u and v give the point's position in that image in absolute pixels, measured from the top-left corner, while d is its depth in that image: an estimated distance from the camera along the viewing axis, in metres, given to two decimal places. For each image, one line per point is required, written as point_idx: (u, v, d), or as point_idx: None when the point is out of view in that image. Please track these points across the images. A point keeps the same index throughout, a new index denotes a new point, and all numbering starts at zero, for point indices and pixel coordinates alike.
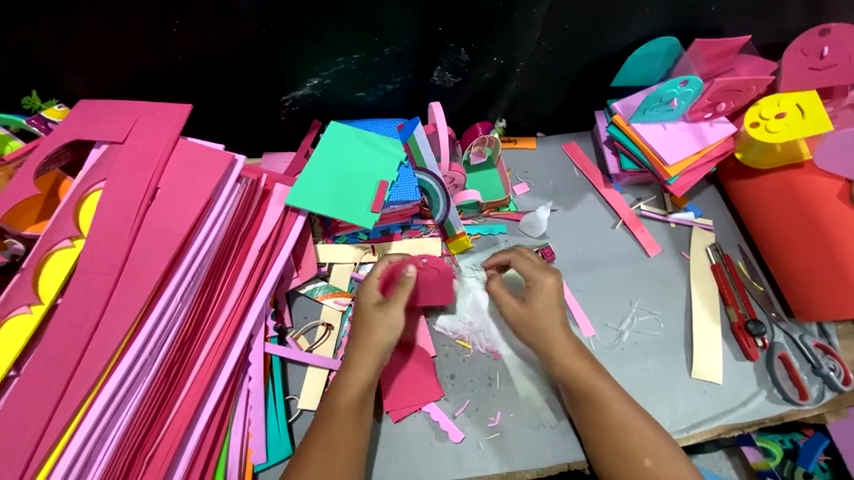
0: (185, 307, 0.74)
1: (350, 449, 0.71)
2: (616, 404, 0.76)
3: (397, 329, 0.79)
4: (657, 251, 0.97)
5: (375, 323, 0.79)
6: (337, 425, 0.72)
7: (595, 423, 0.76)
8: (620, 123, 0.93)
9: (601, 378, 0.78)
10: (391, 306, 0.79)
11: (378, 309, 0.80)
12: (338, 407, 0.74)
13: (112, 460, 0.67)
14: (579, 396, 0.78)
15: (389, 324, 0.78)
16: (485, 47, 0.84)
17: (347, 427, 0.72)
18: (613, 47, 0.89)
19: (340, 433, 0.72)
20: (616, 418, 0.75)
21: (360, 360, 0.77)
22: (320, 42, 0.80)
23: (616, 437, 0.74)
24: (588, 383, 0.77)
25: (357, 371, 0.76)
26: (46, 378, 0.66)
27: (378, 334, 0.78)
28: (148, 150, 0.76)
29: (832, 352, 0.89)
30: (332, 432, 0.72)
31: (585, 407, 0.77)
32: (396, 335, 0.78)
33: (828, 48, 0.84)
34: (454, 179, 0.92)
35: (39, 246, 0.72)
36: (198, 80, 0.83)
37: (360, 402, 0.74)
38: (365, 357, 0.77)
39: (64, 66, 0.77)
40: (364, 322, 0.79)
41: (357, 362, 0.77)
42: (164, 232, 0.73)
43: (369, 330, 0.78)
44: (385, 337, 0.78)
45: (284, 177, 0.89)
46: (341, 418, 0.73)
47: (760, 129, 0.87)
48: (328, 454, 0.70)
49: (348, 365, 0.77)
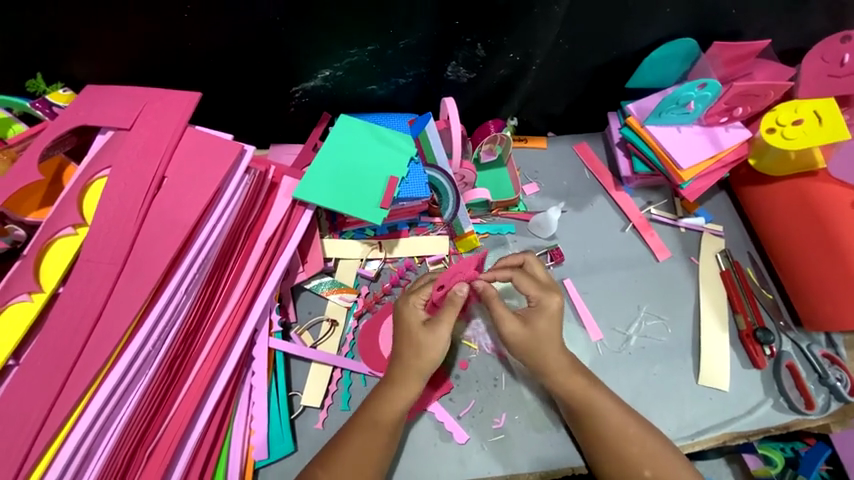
0: (190, 299, 0.73)
1: (380, 460, 0.71)
2: (617, 415, 0.74)
3: (442, 351, 0.74)
4: (666, 255, 0.96)
5: (425, 343, 0.74)
6: (375, 438, 0.71)
7: (594, 436, 0.74)
8: (635, 125, 0.92)
9: (598, 391, 0.76)
10: (441, 326, 0.74)
11: (429, 329, 0.74)
12: (380, 420, 0.72)
13: (113, 453, 0.66)
14: (578, 410, 0.76)
15: (436, 348, 0.74)
16: (502, 43, 0.83)
17: (383, 440, 0.72)
18: (630, 48, 0.87)
19: (378, 446, 0.71)
20: (615, 427, 0.74)
21: (407, 377, 0.74)
22: (334, 32, 0.78)
23: (616, 449, 0.73)
24: (586, 395, 0.76)
25: (403, 386, 0.74)
26: (46, 368, 0.64)
27: (431, 354, 0.74)
28: (156, 138, 0.75)
29: (838, 362, 0.88)
30: (368, 450, 0.71)
31: (585, 421, 0.75)
32: (443, 355, 0.74)
33: (848, 55, 0.83)
34: (464, 177, 0.91)
35: (41, 233, 0.70)
36: (208, 67, 0.82)
37: (400, 416, 0.73)
38: (413, 375, 0.74)
39: (70, 49, 0.75)
40: (412, 338, 0.75)
41: (403, 376, 0.74)
42: (170, 222, 0.71)
43: (421, 347, 0.74)
44: (433, 357, 0.74)
45: (292, 169, 0.87)
46: (377, 433, 0.71)
47: (777, 136, 0.86)
48: (363, 464, 0.70)
49: (393, 378, 0.74)
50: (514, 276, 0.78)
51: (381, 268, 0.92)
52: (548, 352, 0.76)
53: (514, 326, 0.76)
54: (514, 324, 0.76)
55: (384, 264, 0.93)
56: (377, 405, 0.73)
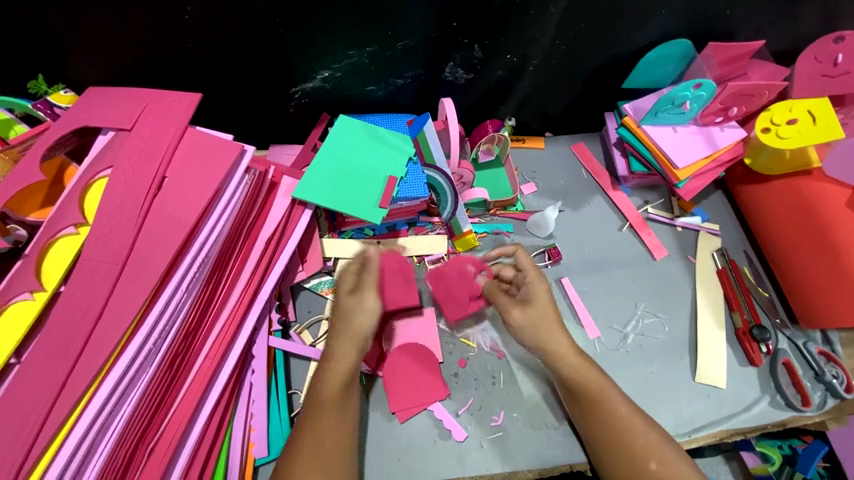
0: (190, 298, 0.74)
1: (334, 439, 0.72)
2: (622, 407, 0.76)
3: (372, 318, 0.81)
4: (663, 254, 0.97)
5: (355, 316, 0.81)
6: (326, 415, 0.73)
7: (603, 428, 0.75)
8: (631, 125, 0.93)
9: (601, 380, 0.78)
10: (361, 294, 0.83)
11: (350, 295, 0.83)
12: (323, 397, 0.74)
13: (114, 450, 0.66)
14: (584, 401, 0.77)
15: (369, 315, 0.81)
16: (499, 44, 0.84)
17: (334, 416, 0.73)
18: (627, 48, 0.88)
19: (327, 422, 0.72)
20: (622, 417, 0.75)
21: (340, 350, 0.78)
22: (333, 34, 0.79)
23: (621, 437, 0.74)
24: (598, 384, 0.77)
25: (336, 358, 0.78)
26: (48, 366, 0.65)
27: (359, 320, 0.81)
28: (156, 138, 0.75)
29: (834, 360, 0.89)
30: (322, 429, 0.72)
31: (593, 413, 0.76)
32: (372, 322, 0.81)
33: (842, 55, 0.84)
34: (462, 176, 0.92)
35: (43, 232, 0.71)
36: (208, 69, 0.82)
37: (341, 392, 0.75)
38: (343, 347, 0.78)
39: (71, 51, 0.76)
40: (343, 311, 0.82)
41: (338, 353, 0.78)
42: (171, 221, 0.72)
43: (347, 320, 0.81)
44: (361, 322, 0.81)
45: (291, 169, 0.88)
46: (325, 411, 0.73)
47: (771, 135, 0.88)
48: (316, 442, 0.71)
49: (331, 354, 0.78)
50: (518, 252, 0.87)
51: None
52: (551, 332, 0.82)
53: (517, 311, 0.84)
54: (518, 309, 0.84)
55: None
56: (319, 383, 0.76)
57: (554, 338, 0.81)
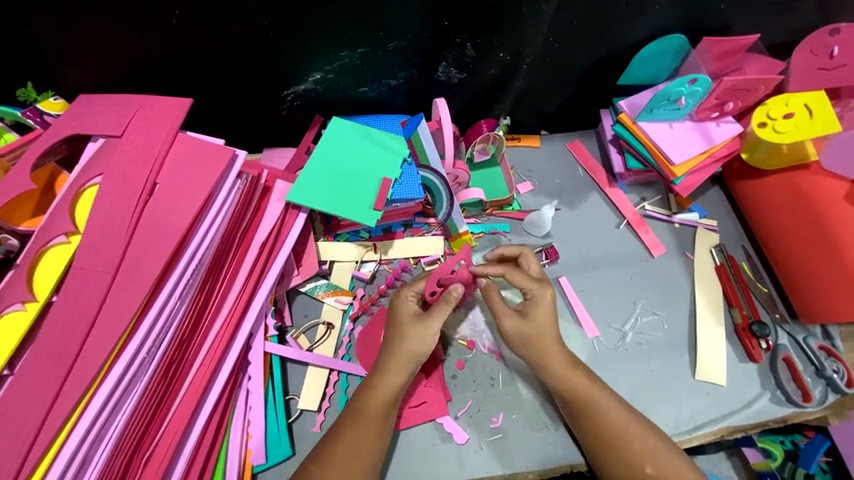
0: (183, 306, 0.73)
1: (370, 451, 0.71)
2: (614, 414, 0.74)
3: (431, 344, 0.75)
4: (661, 251, 0.97)
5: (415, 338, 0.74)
6: (363, 428, 0.72)
7: (596, 434, 0.74)
8: (626, 121, 0.93)
9: (594, 386, 0.76)
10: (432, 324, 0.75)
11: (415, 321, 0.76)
12: (367, 412, 0.73)
13: (109, 461, 0.66)
14: (575, 408, 0.76)
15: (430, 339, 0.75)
16: (491, 42, 0.83)
17: (372, 429, 0.72)
18: (622, 45, 0.88)
19: (366, 437, 0.72)
20: (613, 425, 0.74)
21: (392, 368, 0.74)
22: (323, 36, 0.78)
23: (616, 446, 0.73)
24: (585, 393, 0.75)
25: (388, 379, 0.74)
26: (40, 378, 0.64)
27: (418, 347, 0.74)
28: (147, 144, 0.75)
29: (835, 354, 0.88)
30: (356, 442, 0.71)
31: (583, 419, 0.75)
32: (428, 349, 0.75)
33: (838, 47, 0.84)
34: (457, 177, 0.91)
35: (33, 242, 0.70)
36: (199, 73, 0.81)
37: (386, 408, 0.74)
38: (396, 365, 0.74)
39: (58, 57, 0.75)
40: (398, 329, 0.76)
41: (387, 369, 0.75)
42: (163, 228, 0.71)
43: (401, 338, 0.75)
44: (418, 350, 0.74)
45: (285, 172, 0.87)
46: (365, 426, 0.72)
47: (768, 129, 0.87)
48: (351, 455, 0.70)
49: (380, 369, 0.75)
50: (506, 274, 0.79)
51: (376, 270, 0.93)
52: (551, 346, 0.76)
53: (512, 320, 0.77)
54: (510, 319, 0.77)
55: (379, 266, 0.93)
56: (364, 394, 0.74)
57: (552, 352, 0.76)
